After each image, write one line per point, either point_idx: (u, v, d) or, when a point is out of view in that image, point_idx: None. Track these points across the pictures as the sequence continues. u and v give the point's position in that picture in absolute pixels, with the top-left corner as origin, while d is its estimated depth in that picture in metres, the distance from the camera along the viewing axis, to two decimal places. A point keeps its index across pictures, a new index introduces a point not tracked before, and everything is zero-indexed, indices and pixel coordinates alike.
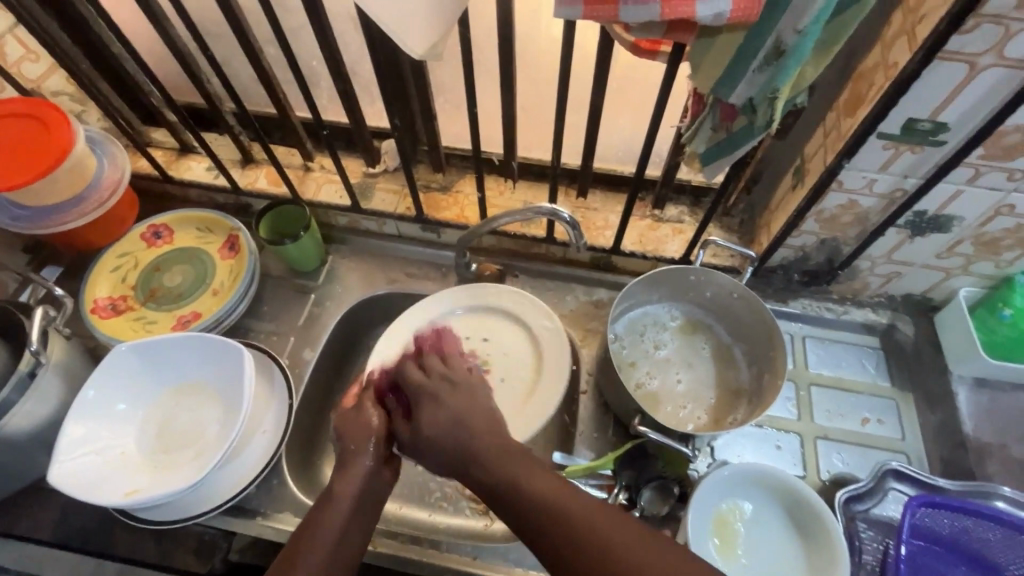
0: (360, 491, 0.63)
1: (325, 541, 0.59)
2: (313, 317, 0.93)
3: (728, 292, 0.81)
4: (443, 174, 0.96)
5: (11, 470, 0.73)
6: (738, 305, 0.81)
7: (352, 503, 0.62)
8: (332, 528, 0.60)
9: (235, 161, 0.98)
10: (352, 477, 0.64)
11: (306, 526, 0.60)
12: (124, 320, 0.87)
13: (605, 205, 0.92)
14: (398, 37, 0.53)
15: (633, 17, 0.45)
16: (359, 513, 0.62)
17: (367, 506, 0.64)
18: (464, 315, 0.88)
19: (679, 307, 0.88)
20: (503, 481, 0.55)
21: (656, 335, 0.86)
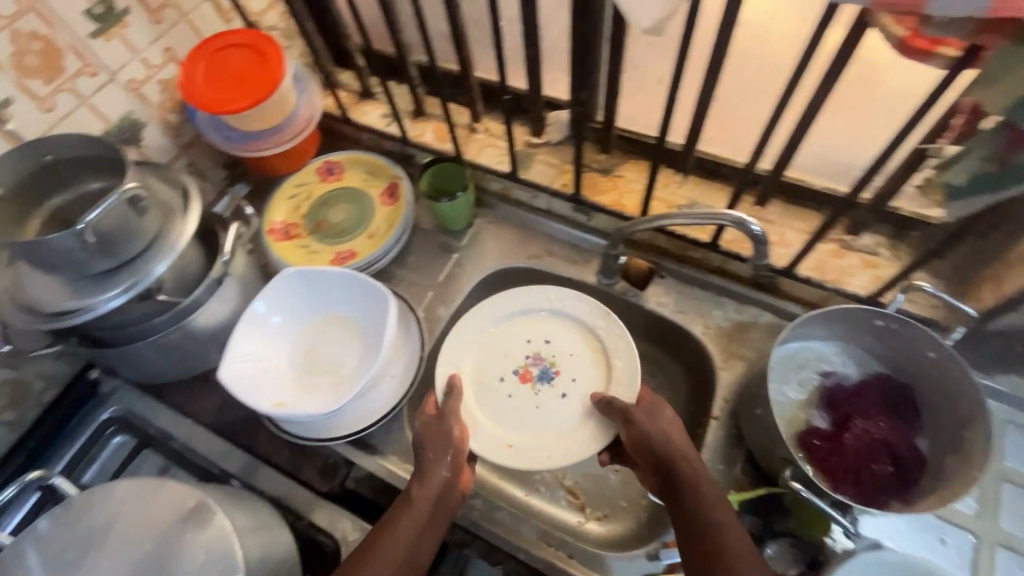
0: (437, 498, 0.65)
1: (397, 548, 0.61)
2: (452, 275, 0.95)
3: (921, 350, 0.70)
4: (607, 156, 0.92)
5: (192, 358, 0.84)
6: (927, 364, 0.70)
7: (427, 515, 0.64)
8: (406, 538, 0.62)
9: (409, 112, 1.02)
10: (429, 488, 0.65)
11: (384, 527, 0.63)
12: (293, 246, 0.95)
13: (783, 220, 0.83)
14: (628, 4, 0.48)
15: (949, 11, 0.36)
16: (431, 528, 0.64)
17: (441, 518, 0.65)
18: (529, 315, 0.89)
19: (852, 350, 0.78)
20: (705, 514, 0.59)
21: (826, 374, 0.77)
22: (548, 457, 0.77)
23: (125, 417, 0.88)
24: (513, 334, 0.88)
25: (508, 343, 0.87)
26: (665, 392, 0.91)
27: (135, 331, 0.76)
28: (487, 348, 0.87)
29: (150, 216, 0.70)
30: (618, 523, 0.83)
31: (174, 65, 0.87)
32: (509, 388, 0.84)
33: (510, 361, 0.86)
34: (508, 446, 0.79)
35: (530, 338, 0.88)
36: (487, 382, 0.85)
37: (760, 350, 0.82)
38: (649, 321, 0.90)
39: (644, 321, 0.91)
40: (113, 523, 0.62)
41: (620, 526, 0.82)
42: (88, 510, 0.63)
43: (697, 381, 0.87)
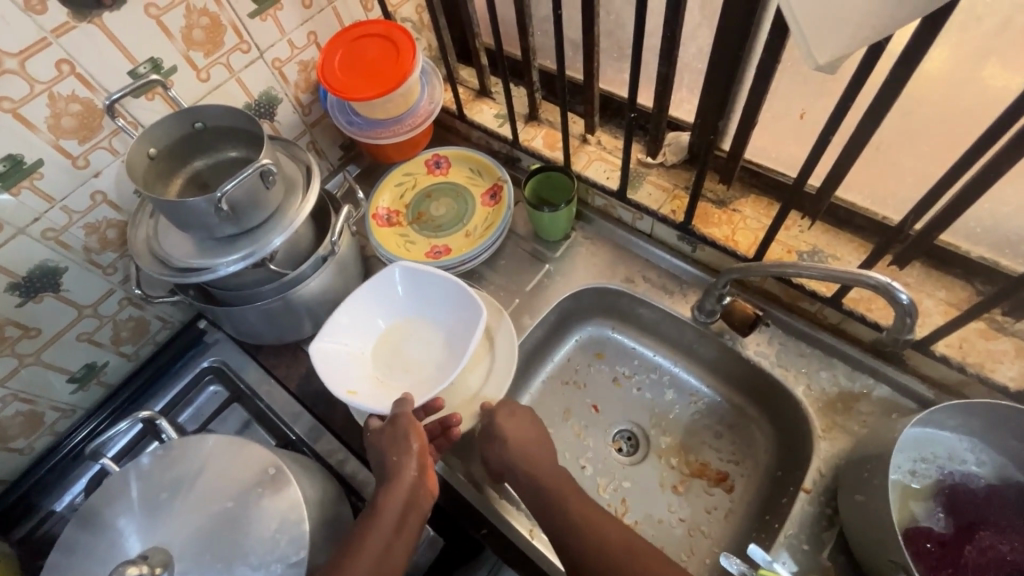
0: (405, 502, 0.66)
1: (369, 560, 0.61)
2: (540, 286, 0.94)
3: None
4: (725, 187, 0.86)
5: (288, 326, 0.89)
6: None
7: (393, 523, 0.64)
8: (379, 546, 0.62)
9: (523, 115, 1.02)
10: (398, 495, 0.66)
11: (352, 538, 0.63)
12: (392, 233, 0.98)
13: (922, 284, 0.74)
14: (806, 43, 0.46)
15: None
16: (399, 533, 0.65)
17: (410, 525, 0.66)
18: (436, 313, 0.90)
19: (990, 451, 0.68)
20: (556, 499, 0.71)
21: (957, 474, 0.67)
22: None
23: (221, 368, 0.94)
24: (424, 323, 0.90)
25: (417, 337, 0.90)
26: (746, 448, 0.85)
27: (246, 295, 0.81)
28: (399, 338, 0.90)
29: (276, 189, 0.74)
30: None
31: (315, 48, 0.92)
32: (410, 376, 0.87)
33: None
34: None
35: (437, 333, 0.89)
36: None
37: (870, 426, 0.73)
38: (742, 367, 0.84)
39: (738, 367, 0.85)
40: (204, 471, 0.67)
41: None
42: (185, 456, 0.68)
43: (788, 443, 0.81)
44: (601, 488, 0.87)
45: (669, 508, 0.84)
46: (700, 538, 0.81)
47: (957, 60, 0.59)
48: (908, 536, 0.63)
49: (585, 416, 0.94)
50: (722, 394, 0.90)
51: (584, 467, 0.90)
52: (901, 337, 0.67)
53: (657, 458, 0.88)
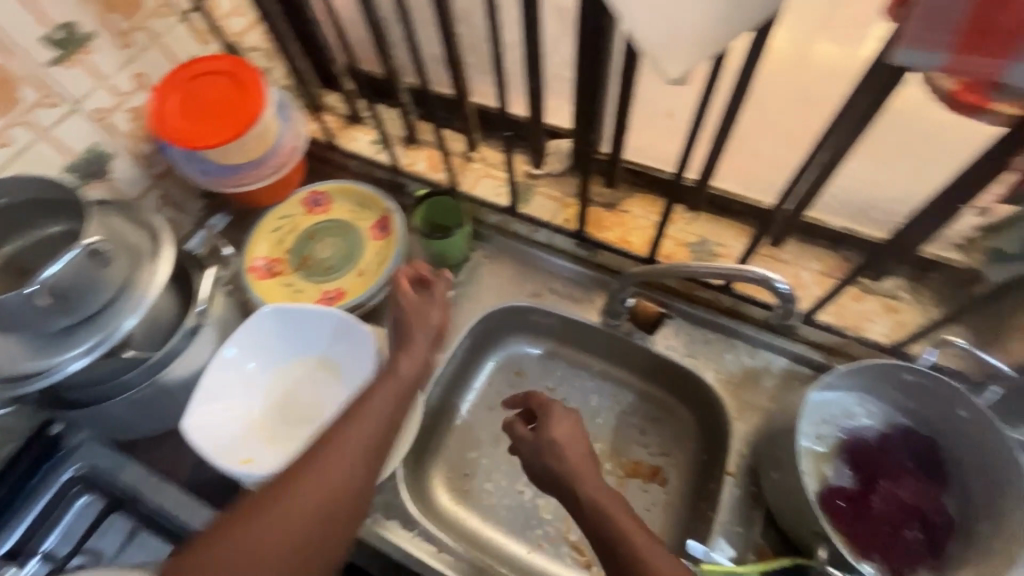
0: (414, 378, 0.69)
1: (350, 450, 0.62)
2: (448, 315, 0.90)
3: (954, 410, 0.66)
4: (612, 189, 0.87)
5: (165, 413, 0.77)
6: (957, 423, 0.67)
7: (366, 439, 0.63)
8: (354, 450, 0.62)
9: (401, 138, 0.97)
10: (388, 386, 0.67)
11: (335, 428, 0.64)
12: (276, 284, 0.89)
13: (798, 258, 0.79)
14: (660, 53, 0.44)
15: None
16: (375, 451, 0.63)
17: (393, 432, 0.66)
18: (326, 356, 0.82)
19: (877, 402, 0.73)
20: (604, 514, 0.57)
21: (853, 429, 0.73)
22: None
23: (91, 475, 0.80)
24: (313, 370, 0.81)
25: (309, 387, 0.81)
26: (673, 439, 0.87)
27: (103, 390, 0.70)
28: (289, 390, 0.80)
29: (117, 265, 0.63)
30: None
31: (145, 91, 0.80)
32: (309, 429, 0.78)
33: None
34: None
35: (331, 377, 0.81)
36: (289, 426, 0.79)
37: (776, 399, 0.78)
38: (656, 363, 0.86)
39: (653, 364, 0.87)
40: None
41: None
42: None
43: (708, 429, 0.84)
44: (543, 509, 0.86)
45: None
46: None
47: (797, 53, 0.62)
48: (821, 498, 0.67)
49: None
50: (644, 391, 0.91)
51: (522, 492, 0.87)
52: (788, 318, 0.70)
53: None
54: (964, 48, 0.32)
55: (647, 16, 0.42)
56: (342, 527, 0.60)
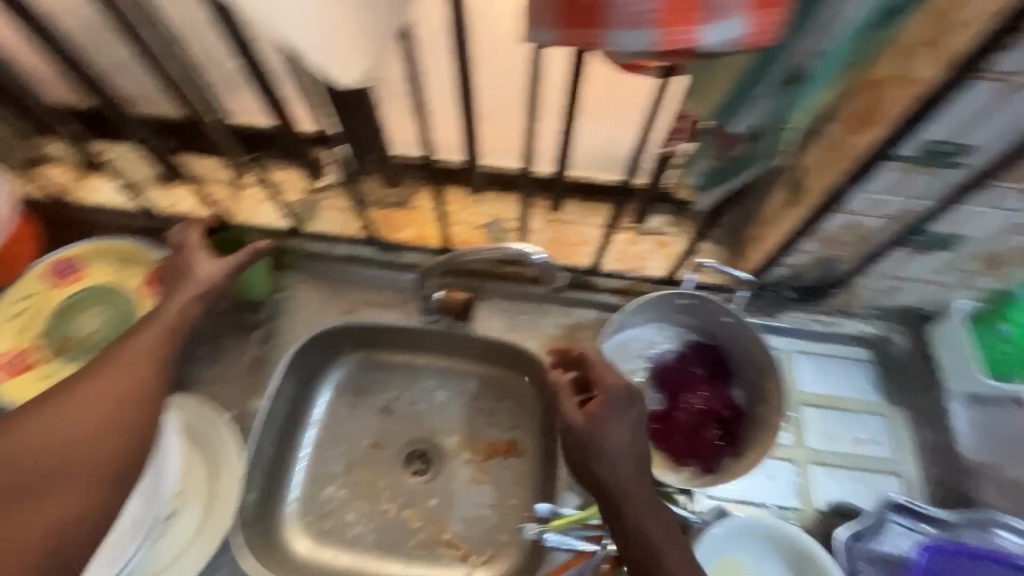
0: (174, 326, 0.60)
1: (78, 403, 0.53)
2: (259, 357, 0.83)
3: (718, 317, 0.77)
4: (397, 187, 0.86)
5: None
6: (730, 329, 0.77)
7: (108, 399, 0.54)
8: (90, 402, 0.53)
9: (154, 178, 0.86)
10: (152, 328, 0.59)
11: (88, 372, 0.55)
12: (31, 378, 0.75)
13: (582, 217, 0.85)
14: (329, 61, 0.43)
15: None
16: (109, 419, 0.53)
17: (157, 384, 0.57)
18: None
19: (670, 327, 0.82)
20: (630, 530, 0.54)
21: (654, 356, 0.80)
22: None
23: None
24: None
25: None
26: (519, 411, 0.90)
27: None
28: None
29: None
30: (504, 560, 0.82)
31: None
32: None
33: None
34: None
35: None
36: None
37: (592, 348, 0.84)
38: (483, 346, 0.88)
39: (483, 347, 0.88)
40: None
41: (506, 562, 0.82)
42: None
43: (546, 393, 0.88)
44: (412, 520, 0.84)
45: (477, 500, 0.86)
46: (511, 512, 0.84)
47: (499, 48, 0.67)
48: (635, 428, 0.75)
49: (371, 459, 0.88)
50: (485, 373, 0.92)
51: (388, 510, 0.85)
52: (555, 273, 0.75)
53: (452, 462, 0.88)
54: (569, 23, 0.35)
55: (292, 21, 0.40)
56: (60, 467, 0.50)
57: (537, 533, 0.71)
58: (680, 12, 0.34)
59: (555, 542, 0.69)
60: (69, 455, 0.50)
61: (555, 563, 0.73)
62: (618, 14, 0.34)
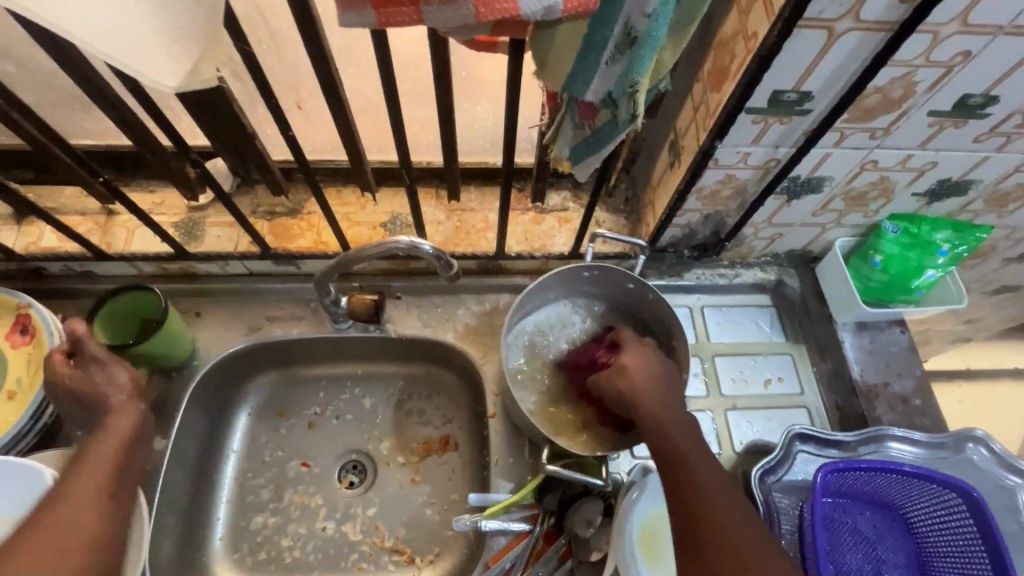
0: (129, 439, 0.62)
1: (68, 516, 0.55)
2: (158, 393, 0.77)
3: (623, 284, 0.79)
4: (287, 195, 0.82)
5: None
6: (635, 294, 0.79)
7: (92, 499, 0.57)
8: (88, 489, 0.57)
9: (9, 217, 0.78)
10: (99, 452, 0.59)
11: (56, 492, 0.57)
12: None
13: (482, 203, 0.84)
14: (136, 67, 0.38)
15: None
16: (113, 497, 0.58)
17: (125, 477, 0.60)
18: None
19: (580, 300, 0.83)
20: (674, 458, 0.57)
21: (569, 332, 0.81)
22: None
23: None
24: None
25: None
26: (449, 405, 0.89)
27: None
28: None
29: None
30: (450, 555, 0.81)
31: None
32: None
33: None
34: None
35: None
36: None
37: None
38: (403, 345, 0.86)
39: (402, 346, 0.86)
40: None
41: (453, 558, 0.81)
42: None
43: (472, 383, 0.87)
44: (351, 533, 0.82)
45: (417, 501, 0.84)
46: (452, 507, 0.84)
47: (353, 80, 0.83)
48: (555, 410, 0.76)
49: (300, 478, 0.84)
50: (410, 373, 0.91)
51: (325, 528, 0.82)
52: (453, 273, 0.73)
53: (386, 468, 0.86)
54: (381, 1, 0.34)
55: (86, 23, 0.36)
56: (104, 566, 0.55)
57: (471, 523, 0.69)
58: None
59: (491, 528, 0.69)
60: (111, 535, 0.57)
61: (494, 550, 0.71)
62: None
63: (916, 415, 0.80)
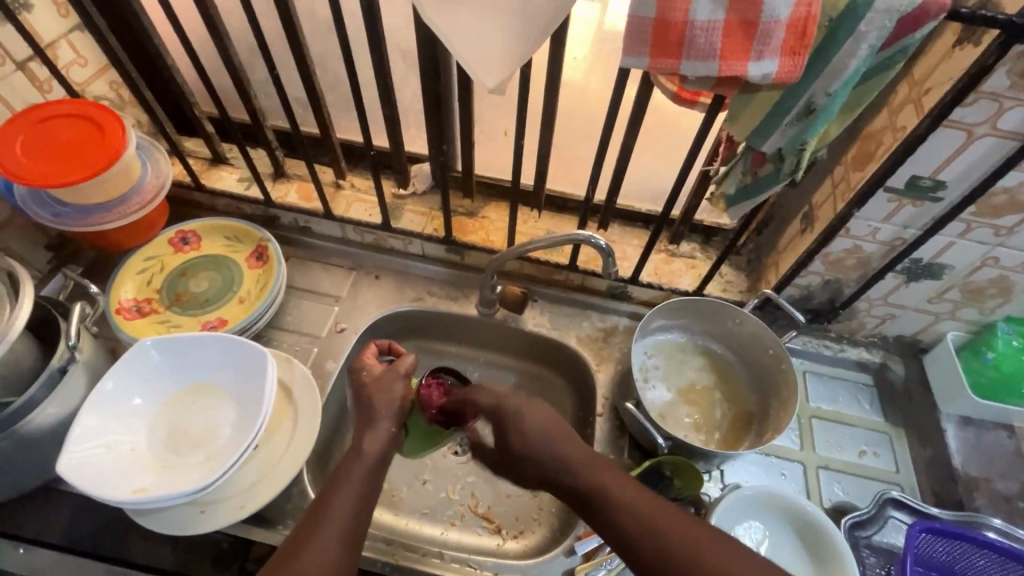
0: (379, 456, 0.65)
1: (338, 525, 0.57)
2: (335, 329, 0.95)
3: (764, 346, 0.86)
4: (470, 200, 1.01)
5: (29, 466, 0.71)
6: (769, 359, 0.86)
7: (353, 506, 0.60)
8: (351, 505, 0.59)
9: (269, 175, 1.01)
10: (359, 466, 0.63)
11: (323, 497, 0.60)
12: (148, 322, 0.88)
13: (623, 238, 0.99)
14: (473, 68, 0.57)
15: (705, 18, 0.48)
16: (366, 506, 0.61)
17: (376, 483, 0.63)
18: (207, 379, 0.79)
19: (714, 344, 0.93)
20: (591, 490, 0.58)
21: (692, 363, 0.92)
22: (238, 508, 0.72)
23: None
24: (195, 396, 0.79)
25: (196, 415, 0.78)
26: (555, 406, 0.99)
27: None
28: (170, 417, 0.77)
29: None
30: (534, 535, 0.88)
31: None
32: (198, 454, 0.75)
33: (199, 426, 0.77)
34: (200, 511, 0.72)
35: (214, 401, 0.79)
36: (176, 453, 0.75)
37: (624, 349, 0.95)
38: (529, 342, 0.99)
39: (527, 343, 1.00)
40: None
41: (536, 538, 0.88)
42: None
43: (581, 390, 0.97)
44: (451, 492, 0.92)
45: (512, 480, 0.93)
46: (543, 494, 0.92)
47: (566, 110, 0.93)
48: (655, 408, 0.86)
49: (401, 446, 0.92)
50: (525, 370, 1.03)
51: (426, 481, 0.93)
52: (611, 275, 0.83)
53: None
54: (657, 53, 0.51)
55: (461, 38, 0.55)
56: None
57: None
58: (733, 52, 0.50)
59: None
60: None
61: (584, 529, 0.80)
62: (692, 51, 0.50)
63: (1017, 516, 0.81)
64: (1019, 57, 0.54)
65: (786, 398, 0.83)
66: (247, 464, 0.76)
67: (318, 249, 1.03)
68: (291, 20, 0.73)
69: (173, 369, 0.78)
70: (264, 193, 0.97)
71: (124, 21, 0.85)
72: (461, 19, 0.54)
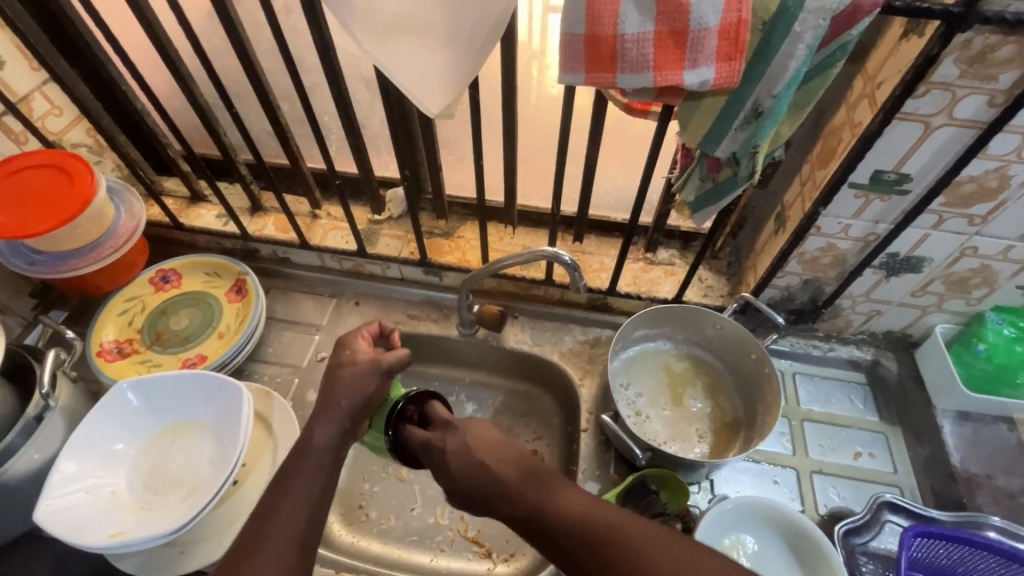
0: (333, 452, 0.64)
1: (285, 532, 0.56)
2: (316, 357, 0.95)
3: (747, 352, 0.84)
4: (445, 221, 1.01)
5: (9, 515, 0.71)
6: (752, 364, 0.84)
7: (305, 508, 0.58)
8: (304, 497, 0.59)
9: (246, 209, 1.02)
10: (308, 464, 0.62)
11: (270, 500, 0.59)
12: (129, 363, 0.89)
13: (600, 249, 0.98)
14: (416, 96, 0.57)
15: (635, 30, 0.48)
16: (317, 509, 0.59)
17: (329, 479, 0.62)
18: (186, 417, 0.79)
19: (697, 351, 0.91)
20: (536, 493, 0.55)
21: (677, 372, 0.90)
22: (217, 546, 0.72)
23: None
24: (174, 434, 0.79)
25: (176, 454, 0.78)
26: (543, 422, 0.98)
27: None
28: (151, 457, 0.77)
29: None
30: (524, 558, 0.86)
31: None
32: (176, 492, 0.75)
33: (179, 464, 0.77)
34: (181, 552, 0.72)
35: (194, 438, 0.79)
36: (155, 493, 0.75)
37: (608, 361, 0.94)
38: (512, 359, 0.98)
39: (509, 360, 0.99)
40: None
41: (526, 560, 0.86)
42: None
43: (567, 405, 0.96)
44: (440, 517, 0.90)
45: None
46: None
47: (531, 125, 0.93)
48: (638, 425, 0.84)
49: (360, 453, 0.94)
50: (510, 388, 1.01)
51: (414, 508, 0.91)
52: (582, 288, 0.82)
53: None
54: (591, 69, 0.51)
55: (400, 68, 0.55)
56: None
57: None
58: (666, 62, 0.50)
59: None
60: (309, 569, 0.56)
61: None
62: (626, 64, 0.50)
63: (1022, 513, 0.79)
64: (965, 45, 0.53)
65: (771, 407, 0.80)
66: (229, 500, 0.75)
67: (298, 279, 1.04)
68: (249, 61, 0.75)
69: (153, 409, 0.79)
70: (240, 227, 0.98)
71: (94, 71, 0.87)
72: (396, 48, 0.54)
